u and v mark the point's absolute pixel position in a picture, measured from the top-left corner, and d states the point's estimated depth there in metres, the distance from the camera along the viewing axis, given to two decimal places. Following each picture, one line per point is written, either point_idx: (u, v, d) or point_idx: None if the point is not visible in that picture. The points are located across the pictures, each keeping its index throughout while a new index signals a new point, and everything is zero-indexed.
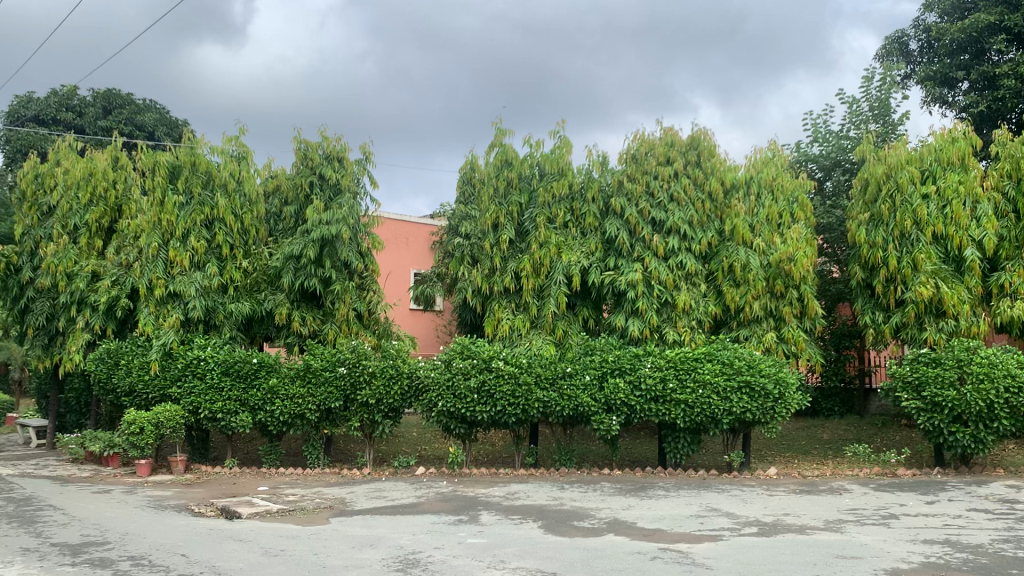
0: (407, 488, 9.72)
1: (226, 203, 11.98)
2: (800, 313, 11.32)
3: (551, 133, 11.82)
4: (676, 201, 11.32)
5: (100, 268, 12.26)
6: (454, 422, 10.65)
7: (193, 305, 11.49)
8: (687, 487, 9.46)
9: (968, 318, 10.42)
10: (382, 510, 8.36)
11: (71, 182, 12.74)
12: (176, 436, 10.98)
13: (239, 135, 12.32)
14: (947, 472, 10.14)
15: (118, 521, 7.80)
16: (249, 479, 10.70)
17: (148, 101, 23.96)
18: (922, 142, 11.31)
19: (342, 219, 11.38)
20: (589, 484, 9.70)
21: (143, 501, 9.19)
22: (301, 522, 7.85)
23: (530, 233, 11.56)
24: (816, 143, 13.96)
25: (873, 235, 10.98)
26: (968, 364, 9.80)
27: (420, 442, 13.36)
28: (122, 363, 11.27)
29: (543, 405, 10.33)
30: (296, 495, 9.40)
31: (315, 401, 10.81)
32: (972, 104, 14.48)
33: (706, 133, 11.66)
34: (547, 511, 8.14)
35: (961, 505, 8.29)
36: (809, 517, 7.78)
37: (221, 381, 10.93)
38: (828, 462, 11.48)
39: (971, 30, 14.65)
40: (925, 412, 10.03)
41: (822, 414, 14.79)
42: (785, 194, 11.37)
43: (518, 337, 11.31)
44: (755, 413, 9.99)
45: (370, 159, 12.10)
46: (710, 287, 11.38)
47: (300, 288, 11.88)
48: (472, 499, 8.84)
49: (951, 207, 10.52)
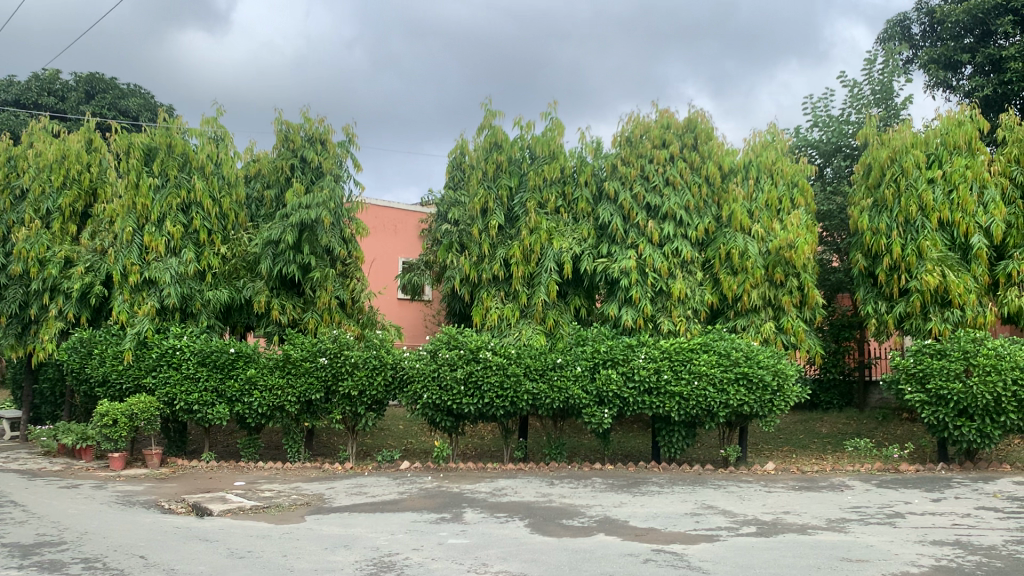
0: (389, 484, 9.29)
1: (203, 186, 11.51)
2: (800, 303, 10.88)
3: (542, 114, 11.34)
4: (672, 185, 10.89)
5: (73, 254, 11.81)
6: (439, 415, 10.24)
7: (169, 292, 11.04)
8: (681, 483, 9.05)
9: (974, 309, 10.05)
10: (362, 507, 7.94)
11: (43, 164, 12.22)
12: (150, 429, 10.55)
13: (218, 117, 11.83)
14: (952, 468, 9.75)
15: (80, 519, 7.36)
16: (226, 473, 10.26)
17: (133, 86, 23.52)
18: (927, 125, 10.91)
19: (322, 203, 10.92)
20: (579, 480, 9.29)
21: (110, 497, 8.75)
22: (275, 520, 7.43)
23: (519, 219, 11.11)
24: (816, 128, 13.57)
25: (876, 222, 10.53)
26: (974, 355, 9.39)
27: (406, 434, 12.97)
28: (95, 353, 10.83)
29: (532, 398, 9.91)
30: (273, 491, 8.97)
31: (295, 393, 10.39)
32: (978, 88, 14.08)
33: (703, 115, 11.21)
34: (534, 508, 7.72)
35: (969, 503, 7.90)
36: (810, 516, 7.37)
37: (197, 371, 10.47)
38: (827, 457, 11.10)
39: (978, 11, 14.25)
40: (929, 405, 9.64)
41: (820, 408, 14.44)
42: (785, 178, 10.98)
43: (507, 326, 10.90)
44: (753, 406, 9.60)
45: (353, 141, 11.63)
46: (707, 275, 10.97)
47: (279, 275, 11.39)
48: (457, 496, 8.42)
49: (957, 192, 10.13)
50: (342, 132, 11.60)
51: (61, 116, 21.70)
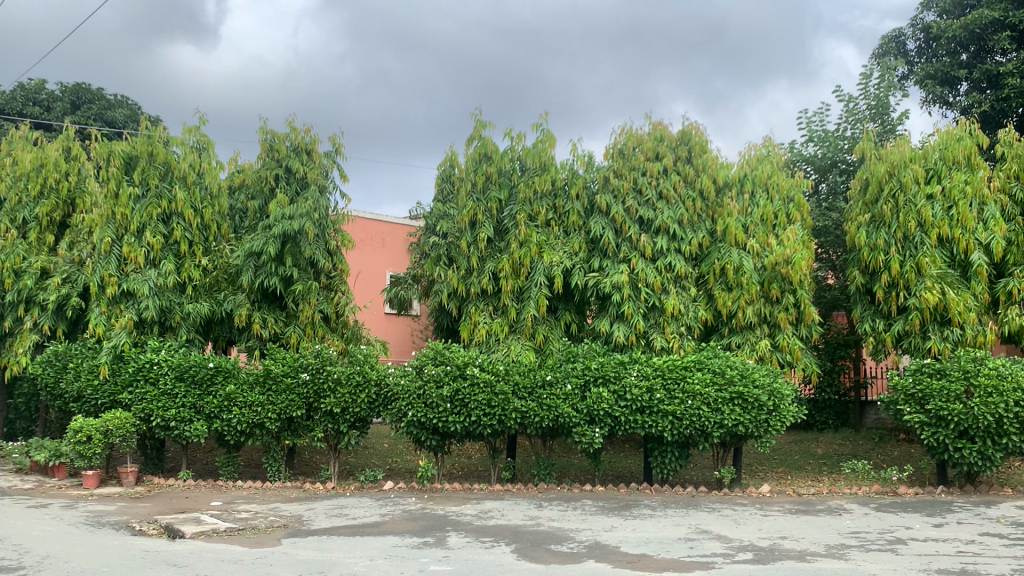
0: (371, 505, 8.93)
1: (185, 196, 11.18)
2: (795, 320, 10.63)
3: (533, 125, 11.08)
4: (665, 199, 10.65)
5: (50, 264, 11.48)
6: (425, 433, 9.89)
7: (147, 305, 10.69)
8: (674, 506, 8.73)
9: (974, 327, 9.78)
10: (342, 530, 7.60)
11: (21, 173, 11.99)
12: (125, 446, 10.22)
13: (201, 125, 11.53)
14: (952, 492, 9.47)
15: (43, 542, 7.00)
16: (203, 493, 9.89)
17: (120, 97, 23.25)
18: (925, 140, 10.72)
19: (306, 214, 10.64)
20: (569, 502, 8.97)
21: (79, 517, 8.36)
22: (249, 543, 7.09)
23: (509, 232, 10.81)
24: (811, 143, 13.37)
25: (874, 237, 10.30)
26: (975, 375, 9.13)
27: (391, 453, 12.64)
28: (70, 367, 10.48)
29: (520, 416, 9.62)
30: (249, 512, 8.61)
31: (276, 410, 10.04)
32: (974, 104, 13.95)
33: (698, 128, 10.99)
34: (521, 533, 7.39)
35: (972, 528, 7.62)
36: (809, 542, 7.07)
37: (175, 387, 10.13)
38: (823, 479, 10.82)
39: (974, 26, 14.16)
40: (929, 426, 9.37)
41: (815, 428, 14.21)
42: (781, 193, 10.72)
43: (495, 342, 10.59)
44: (748, 426, 9.33)
45: (340, 151, 11.35)
46: (702, 291, 10.72)
47: (261, 287, 11.06)
48: (442, 519, 8.08)
49: (956, 208, 9.90)
50: (329, 141, 11.33)
51: (46, 125, 21.35)
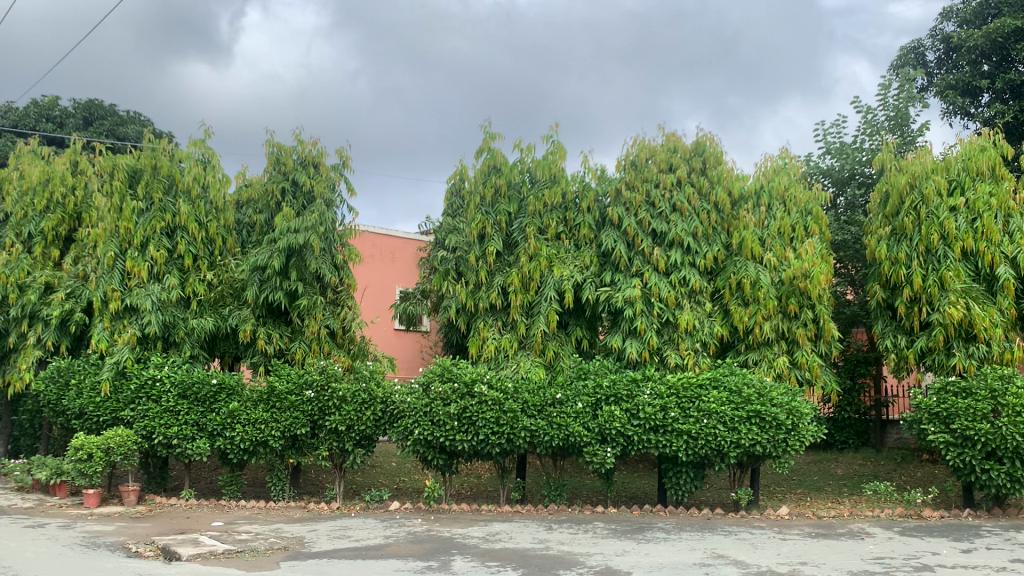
0: (375, 527, 8.66)
1: (189, 210, 11.01)
2: (815, 336, 10.30)
3: (543, 137, 10.86)
4: (679, 211, 10.37)
5: (54, 279, 11.32)
6: (431, 452, 9.62)
7: (149, 320, 10.52)
8: (689, 530, 8.39)
9: (1001, 343, 9.43)
10: (343, 553, 7.33)
11: (27, 187, 11.90)
12: (127, 463, 9.96)
13: (206, 138, 11.36)
14: (980, 515, 9.08)
15: (34, 564, 6.77)
16: (204, 513, 9.65)
17: (132, 113, 23.25)
18: (948, 151, 10.42)
19: (311, 227, 10.41)
20: (580, 524, 8.66)
21: (75, 538, 8.12)
22: (246, 567, 6.82)
23: (519, 246, 10.59)
24: (829, 156, 13.10)
25: (895, 251, 9.99)
26: (1002, 394, 8.77)
27: (399, 473, 12.41)
28: (73, 384, 10.30)
29: (529, 435, 9.33)
30: (250, 533, 8.35)
31: (279, 428, 9.81)
32: (998, 114, 13.64)
33: (712, 139, 10.73)
34: (529, 557, 7.10)
35: (1002, 555, 7.25)
36: (830, 568, 6.74)
37: (177, 404, 9.92)
38: (844, 501, 10.44)
39: (996, 35, 13.90)
40: (955, 447, 9.02)
41: (835, 448, 13.81)
42: (798, 206, 10.45)
43: (504, 359, 10.33)
44: (766, 446, 9.00)
45: (347, 164, 11.17)
46: (717, 306, 10.43)
47: (265, 302, 10.85)
48: (448, 542, 7.80)
49: (981, 220, 9.58)
50: (335, 154, 11.14)
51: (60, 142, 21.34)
